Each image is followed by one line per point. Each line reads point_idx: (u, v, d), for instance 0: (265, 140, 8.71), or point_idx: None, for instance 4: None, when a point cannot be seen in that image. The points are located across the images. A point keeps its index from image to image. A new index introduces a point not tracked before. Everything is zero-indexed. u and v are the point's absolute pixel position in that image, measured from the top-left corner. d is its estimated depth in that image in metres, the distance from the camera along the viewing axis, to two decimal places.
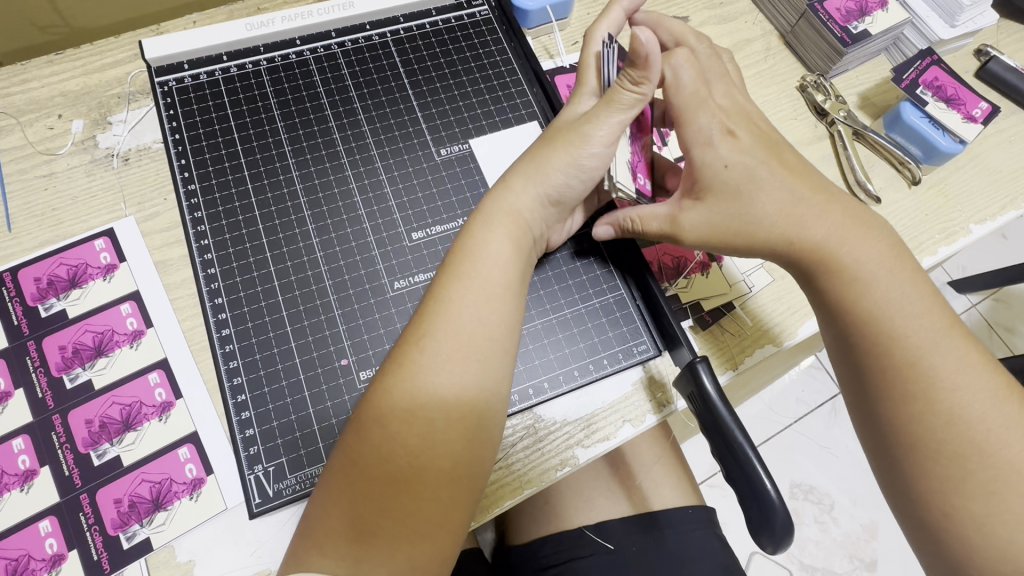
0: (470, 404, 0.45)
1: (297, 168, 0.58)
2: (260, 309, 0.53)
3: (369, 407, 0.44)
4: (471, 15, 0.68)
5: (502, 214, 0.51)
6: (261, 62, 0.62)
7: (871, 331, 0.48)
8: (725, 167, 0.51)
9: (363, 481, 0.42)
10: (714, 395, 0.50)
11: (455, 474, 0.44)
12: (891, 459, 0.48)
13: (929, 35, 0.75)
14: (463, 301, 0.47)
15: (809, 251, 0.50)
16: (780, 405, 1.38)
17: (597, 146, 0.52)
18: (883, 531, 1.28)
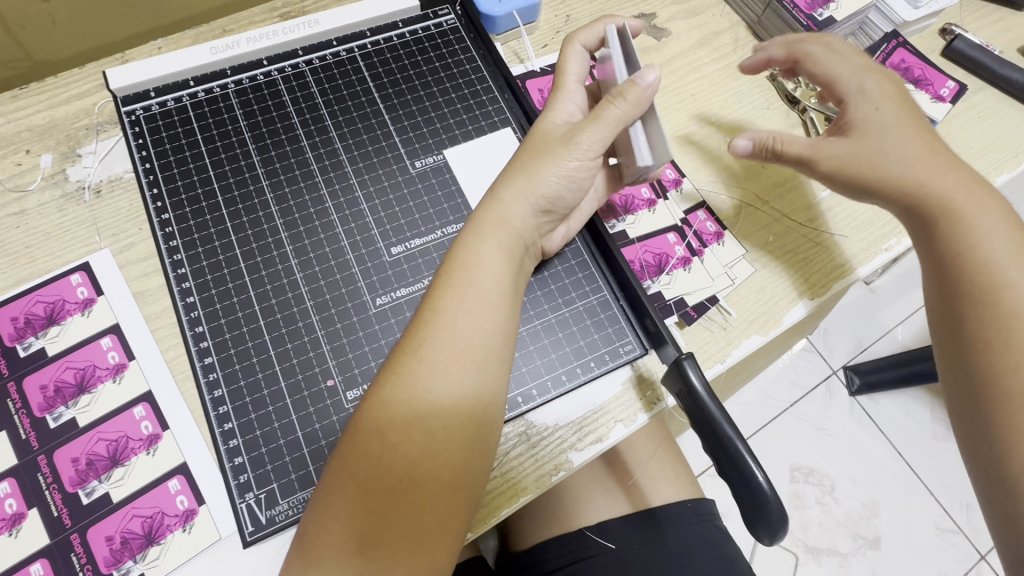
0: (469, 415, 0.45)
1: (272, 191, 0.57)
2: (242, 335, 0.52)
3: (365, 417, 0.44)
4: (438, 25, 0.67)
5: (490, 223, 0.51)
6: (229, 86, 0.61)
7: (972, 284, 0.51)
8: (876, 109, 0.57)
9: (359, 495, 0.42)
10: (700, 389, 0.50)
11: (452, 485, 0.43)
12: (970, 412, 0.51)
13: (895, 19, 0.76)
14: (459, 310, 0.47)
15: (930, 199, 0.54)
16: (776, 390, 1.40)
17: (580, 159, 0.52)
18: (884, 508, 1.30)
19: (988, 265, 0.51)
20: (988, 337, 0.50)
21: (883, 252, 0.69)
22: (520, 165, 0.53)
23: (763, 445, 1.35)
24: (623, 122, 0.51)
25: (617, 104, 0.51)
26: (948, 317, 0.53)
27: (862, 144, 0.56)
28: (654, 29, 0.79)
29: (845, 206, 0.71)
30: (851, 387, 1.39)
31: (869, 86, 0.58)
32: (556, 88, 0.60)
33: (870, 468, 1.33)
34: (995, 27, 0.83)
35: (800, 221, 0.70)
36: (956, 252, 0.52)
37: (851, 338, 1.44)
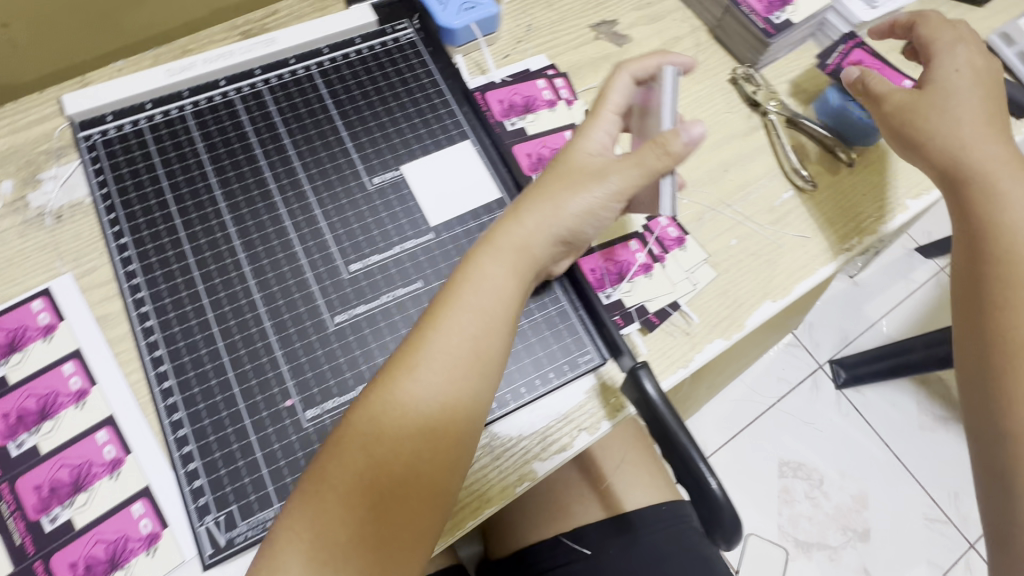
0: (456, 437, 0.48)
1: (229, 212, 0.58)
2: (201, 358, 0.52)
3: (354, 429, 0.47)
4: (396, 40, 0.68)
5: (510, 249, 0.53)
6: (185, 107, 0.61)
7: (995, 246, 0.59)
8: (955, 72, 0.63)
9: (337, 507, 0.45)
10: (655, 398, 0.50)
11: (430, 501, 0.47)
12: (982, 361, 0.59)
13: (851, 19, 0.76)
14: (458, 334, 0.50)
15: (983, 160, 0.61)
16: (763, 386, 1.40)
17: (612, 198, 0.53)
18: (873, 500, 1.31)
19: (1010, 224, 0.59)
20: (1002, 299, 0.58)
21: (845, 252, 0.70)
22: (549, 190, 0.54)
23: (750, 440, 1.36)
24: (658, 170, 0.51)
25: (656, 152, 0.51)
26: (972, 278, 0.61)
27: (926, 100, 0.63)
28: (616, 36, 0.79)
29: (805, 207, 0.71)
30: (838, 381, 1.40)
31: (958, 54, 0.65)
32: (593, 114, 0.58)
33: (858, 460, 1.34)
34: (957, 21, 0.83)
35: (762, 222, 0.70)
36: (987, 213, 0.60)
37: (837, 331, 1.45)
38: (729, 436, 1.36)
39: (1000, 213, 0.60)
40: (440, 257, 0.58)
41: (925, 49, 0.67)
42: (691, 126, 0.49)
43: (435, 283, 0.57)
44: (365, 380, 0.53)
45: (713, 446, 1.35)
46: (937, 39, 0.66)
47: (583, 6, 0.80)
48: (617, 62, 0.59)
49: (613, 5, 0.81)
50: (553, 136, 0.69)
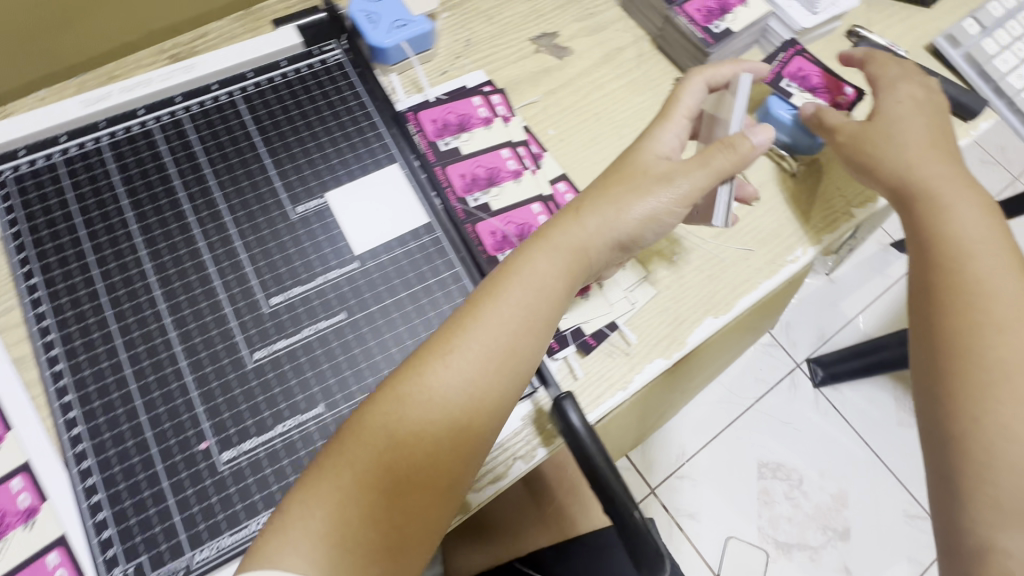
0: (481, 432, 0.48)
1: (146, 246, 0.56)
2: (113, 401, 0.51)
3: (384, 409, 0.46)
4: (323, 61, 0.66)
5: (567, 248, 0.52)
6: (101, 139, 0.60)
7: (941, 253, 0.55)
8: (897, 101, 0.62)
9: (354, 487, 0.44)
10: (578, 429, 0.49)
11: (445, 491, 0.46)
12: (929, 368, 0.53)
13: (792, 25, 0.75)
14: (492, 327, 0.49)
15: (927, 180, 0.58)
16: (740, 387, 1.39)
17: (675, 201, 0.53)
18: (852, 497, 1.30)
19: (954, 236, 0.55)
20: (939, 304, 0.54)
21: (790, 263, 0.68)
22: (612, 192, 0.54)
23: (729, 444, 1.34)
24: (728, 172, 0.53)
25: (732, 157, 0.52)
26: (918, 287, 0.56)
27: (875, 128, 0.62)
28: (557, 48, 0.77)
29: (750, 218, 0.70)
30: (815, 379, 1.39)
31: (901, 87, 0.63)
32: (664, 116, 0.58)
33: (835, 458, 1.33)
34: (903, 24, 0.82)
35: (705, 236, 0.68)
36: (933, 229, 0.56)
37: (812, 329, 1.43)
38: (707, 439, 1.34)
39: (942, 225, 0.56)
40: (365, 287, 0.56)
41: (876, 83, 0.66)
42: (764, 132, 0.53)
43: (359, 314, 0.55)
44: (284, 418, 0.51)
45: (691, 449, 1.34)
46: (887, 74, 0.66)
47: (523, 18, 0.79)
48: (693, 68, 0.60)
49: (553, 17, 0.79)
50: (489, 156, 0.67)
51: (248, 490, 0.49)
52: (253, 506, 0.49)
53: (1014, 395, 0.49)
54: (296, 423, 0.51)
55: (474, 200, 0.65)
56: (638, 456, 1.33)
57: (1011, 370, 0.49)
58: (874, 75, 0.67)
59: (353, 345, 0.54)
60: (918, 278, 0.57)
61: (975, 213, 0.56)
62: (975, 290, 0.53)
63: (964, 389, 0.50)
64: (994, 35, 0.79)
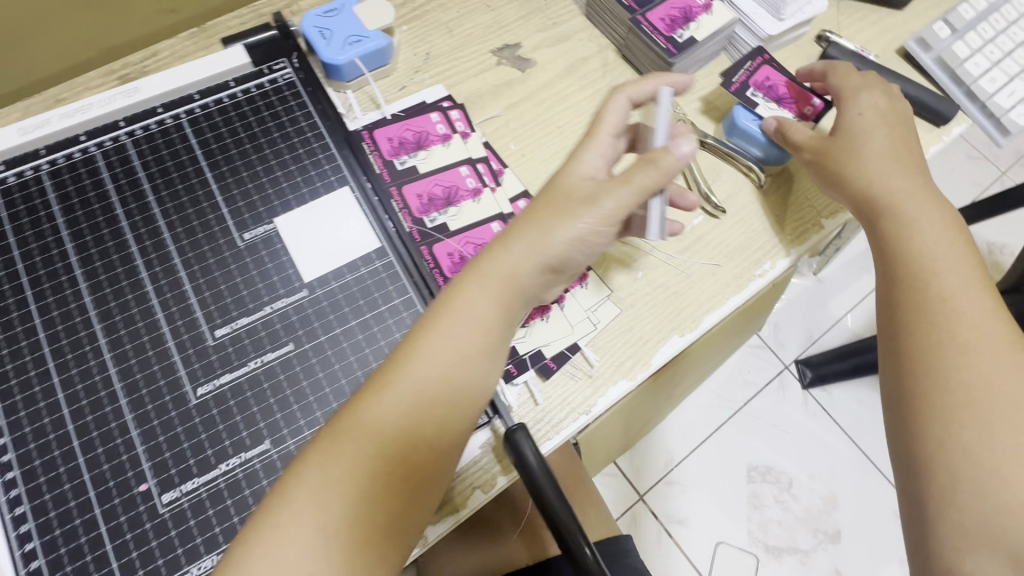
0: (423, 466, 0.46)
1: (86, 279, 0.54)
2: (49, 443, 0.49)
3: (322, 447, 0.45)
4: (273, 81, 0.64)
5: (498, 275, 0.51)
6: (41, 167, 0.58)
7: (906, 271, 0.54)
8: (861, 114, 0.61)
9: (293, 528, 0.42)
10: (531, 463, 0.48)
11: (383, 529, 0.44)
12: (896, 389, 0.52)
13: (759, 32, 0.73)
14: (428, 356, 0.48)
15: (892, 197, 0.57)
16: (728, 390, 1.33)
17: (599, 220, 0.51)
18: (843, 500, 1.23)
19: (918, 253, 0.54)
20: (903, 325, 0.52)
21: (760, 276, 0.66)
22: (537, 216, 0.52)
23: (716, 447, 1.28)
24: (652, 189, 0.50)
25: (649, 175, 0.49)
26: (885, 304, 0.55)
27: (838, 145, 0.60)
28: (519, 59, 0.75)
29: (717, 232, 0.68)
30: (804, 381, 1.32)
31: (865, 97, 0.62)
32: (590, 135, 0.57)
33: (826, 459, 1.26)
34: (874, 27, 0.80)
35: (671, 251, 0.67)
36: (897, 245, 0.55)
37: (802, 329, 1.37)
38: (695, 444, 1.28)
39: (905, 242, 0.55)
40: (314, 316, 0.55)
41: (838, 93, 0.64)
42: (682, 147, 0.50)
43: (307, 345, 0.54)
44: (228, 456, 0.50)
45: (680, 455, 1.28)
46: (848, 82, 0.64)
47: (484, 29, 0.76)
48: (617, 85, 0.58)
49: (516, 27, 0.77)
50: (447, 173, 0.65)
51: (189, 533, 0.47)
52: (194, 550, 0.47)
53: (980, 417, 0.47)
54: (240, 461, 0.50)
55: (431, 221, 0.63)
56: (623, 463, 1.27)
57: (977, 390, 0.47)
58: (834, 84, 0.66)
59: (301, 377, 0.53)
60: (884, 297, 0.55)
61: (940, 227, 0.55)
62: (939, 309, 0.51)
63: (929, 411, 0.49)
64: (967, 38, 0.77)
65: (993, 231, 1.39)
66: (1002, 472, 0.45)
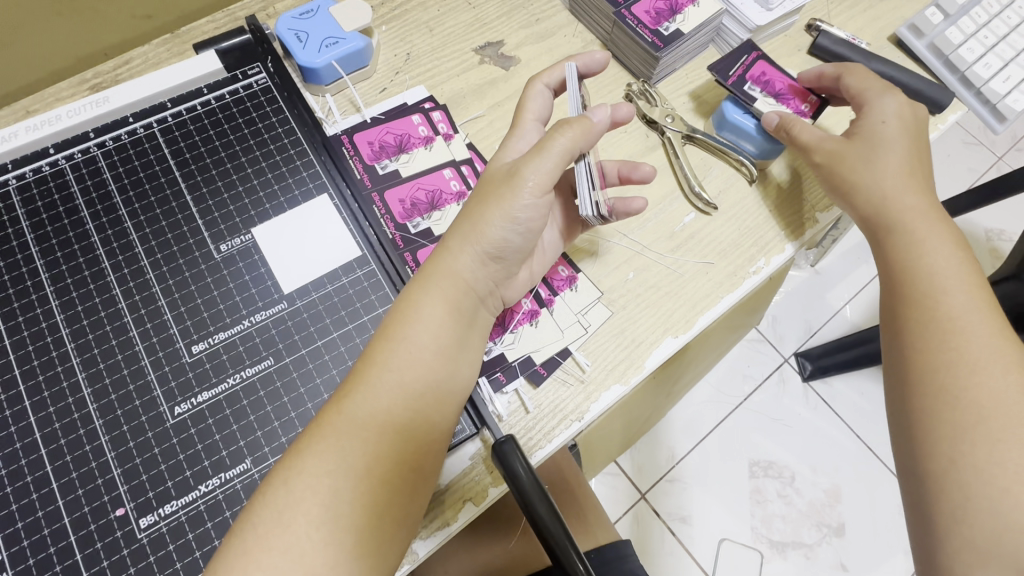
0: (389, 477, 0.44)
1: (57, 297, 0.52)
2: (22, 469, 0.47)
3: (284, 467, 0.43)
4: (248, 86, 0.62)
5: (444, 275, 0.49)
6: (9, 182, 0.56)
7: (911, 287, 0.52)
8: (884, 122, 0.59)
9: (259, 555, 0.40)
10: (526, 483, 0.46)
11: (353, 548, 0.41)
12: (902, 404, 0.50)
13: (747, 23, 0.71)
14: (387, 366, 0.46)
15: (899, 210, 0.56)
16: (728, 384, 1.31)
17: (528, 197, 0.49)
18: (847, 493, 1.22)
19: (929, 271, 0.52)
20: (907, 340, 0.51)
21: (754, 273, 0.65)
22: (471, 209, 0.51)
23: (718, 443, 1.27)
24: (569, 151, 0.49)
25: (567, 138, 0.49)
26: (887, 317, 0.54)
27: (854, 151, 0.59)
28: (502, 58, 0.73)
29: (709, 229, 0.66)
30: (804, 373, 1.30)
31: (882, 101, 0.60)
32: (515, 126, 0.58)
33: (830, 454, 1.25)
34: (864, 15, 0.78)
35: (661, 250, 0.65)
36: (903, 258, 0.54)
37: (801, 322, 1.35)
38: (697, 440, 1.27)
39: (914, 257, 0.53)
40: (294, 328, 0.53)
41: (855, 99, 0.62)
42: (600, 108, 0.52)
43: (288, 359, 0.52)
44: (208, 477, 0.48)
45: (681, 451, 1.26)
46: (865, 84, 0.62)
47: (466, 27, 0.74)
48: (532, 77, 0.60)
49: (498, 24, 0.75)
50: (430, 177, 0.64)
51: (168, 558, 0.46)
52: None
53: (991, 435, 0.45)
54: (220, 482, 0.48)
55: (415, 226, 0.61)
56: (624, 462, 1.26)
57: (987, 408, 0.46)
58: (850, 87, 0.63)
59: (282, 392, 0.51)
60: (887, 310, 0.54)
61: (946, 245, 0.53)
62: (947, 326, 0.50)
63: (936, 427, 0.47)
64: (960, 23, 0.75)
65: (991, 218, 1.38)
66: (1013, 491, 0.43)
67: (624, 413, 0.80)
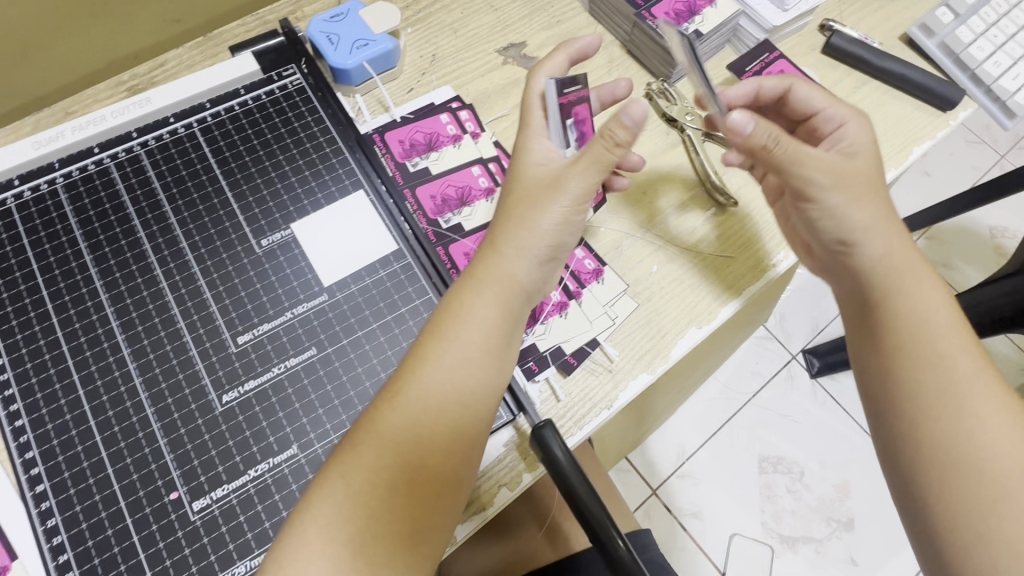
0: (443, 469, 0.45)
1: (106, 290, 0.54)
2: (77, 455, 0.49)
3: (340, 460, 0.45)
4: (283, 87, 0.64)
5: (495, 281, 0.50)
6: (57, 180, 0.58)
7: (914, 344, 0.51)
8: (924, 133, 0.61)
9: (321, 543, 0.42)
10: (564, 461, 0.48)
11: (410, 536, 0.44)
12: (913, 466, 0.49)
13: (762, 23, 0.73)
14: (438, 364, 0.47)
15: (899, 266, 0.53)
16: (737, 381, 1.33)
17: (569, 197, 0.51)
18: (856, 487, 1.24)
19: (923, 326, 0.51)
20: (905, 395, 0.50)
21: (772, 267, 0.66)
22: (516, 213, 0.52)
23: (727, 439, 1.28)
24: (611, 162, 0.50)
25: (605, 143, 0.48)
26: (883, 375, 0.52)
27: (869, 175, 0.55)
28: (524, 58, 0.75)
29: (730, 224, 0.68)
30: (812, 370, 1.32)
31: (852, 130, 0.57)
32: (524, 124, 0.55)
33: (839, 449, 1.26)
34: (875, 15, 0.80)
35: (683, 244, 0.67)
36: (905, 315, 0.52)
37: (808, 319, 1.37)
38: (707, 436, 1.28)
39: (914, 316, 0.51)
40: (335, 319, 0.55)
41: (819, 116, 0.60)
42: (630, 106, 0.46)
43: (329, 349, 0.54)
44: (257, 462, 0.50)
45: (691, 448, 1.28)
46: (820, 109, 0.60)
47: (490, 28, 0.76)
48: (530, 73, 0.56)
49: (520, 26, 0.77)
50: (459, 174, 0.65)
51: (222, 539, 0.48)
52: (227, 556, 0.47)
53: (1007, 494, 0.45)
54: (269, 466, 0.50)
55: (446, 222, 0.63)
56: (635, 458, 1.27)
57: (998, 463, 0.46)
58: (809, 112, 0.61)
59: (325, 380, 0.53)
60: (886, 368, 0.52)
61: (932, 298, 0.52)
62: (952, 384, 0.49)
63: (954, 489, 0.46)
64: (969, 22, 0.78)
65: (993, 215, 1.40)
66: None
67: (643, 405, 0.82)
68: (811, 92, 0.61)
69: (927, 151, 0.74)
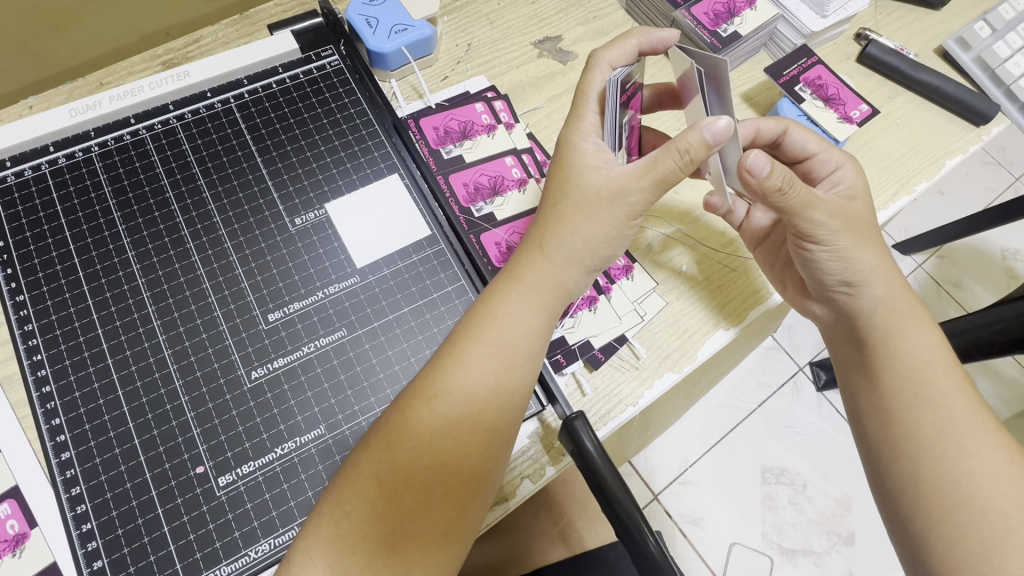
0: (477, 473, 0.45)
1: (139, 261, 0.54)
2: (103, 425, 0.48)
3: (375, 457, 0.44)
4: (321, 67, 0.64)
5: (540, 286, 0.49)
6: (92, 148, 0.57)
7: (920, 384, 0.51)
8: None
9: (354, 539, 0.42)
10: (592, 450, 0.48)
11: (443, 537, 0.44)
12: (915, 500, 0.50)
13: (802, 29, 0.73)
14: (479, 366, 0.46)
15: (909, 306, 0.53)
16: (744, 390, 1.32)
17: (623, 205, 0.49)
18: (857, 503, 1.23)
19: (930, 366, 0.52)
20: (912, 430, 0.50)
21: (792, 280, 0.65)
22: (562, 214, 0.50)
23: (731, 448, 1.27)
24: (672, 178, 0.48)
25: (677, 159, 0.47)
26: (890, 412, 0.52)
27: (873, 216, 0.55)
28: (560, 52, 0.74)
29: None
30: (818, 383, 1.31)
31: (848, 174, 0.56)
32: (576, 110, 0.53)
33: (843, 464, 1.25)
34: (911, 27, 0.80)
35: (714, 245, 0.67)
36: (914, 355, 0.52)
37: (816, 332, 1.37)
38: (710, 444, 1.27)
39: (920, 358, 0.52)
40: (367, 302, 0.55)
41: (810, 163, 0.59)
42: (714, 123, 0.45)
43: (360, 331, 0.54)
44: (283, 441, 0.49)
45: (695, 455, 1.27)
46: (816, 153, 0.58)
47: (526, 20, 0.76)
48: (591, 59, 0.54)
49: (557, 19, 0.76)
50: (492, 163, 0.65)
51: (246, 517, 0.47)
52: (251, 533, 0.47)
53: (1010, 524, 0.46)
54: (295, 446, 0.49)
55: (478, 210, 0.62)
56: (638, 462, 1.26)
57: (1001, 494, 0.47)
58: (802, 156, 0.59)
59: (355, 363, 0.52)
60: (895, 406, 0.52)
61: (930, 340, 0.53)
62: (959, 420, 0.49)
63: (962, 516, 0.47)
64: (1005, 38, 0.78)
65: (1007, 236, 1.39)
66: None
67: (663, 411, 0.81)
68: (806, 138, 0.59)
69: (958, 165, 0.74)
